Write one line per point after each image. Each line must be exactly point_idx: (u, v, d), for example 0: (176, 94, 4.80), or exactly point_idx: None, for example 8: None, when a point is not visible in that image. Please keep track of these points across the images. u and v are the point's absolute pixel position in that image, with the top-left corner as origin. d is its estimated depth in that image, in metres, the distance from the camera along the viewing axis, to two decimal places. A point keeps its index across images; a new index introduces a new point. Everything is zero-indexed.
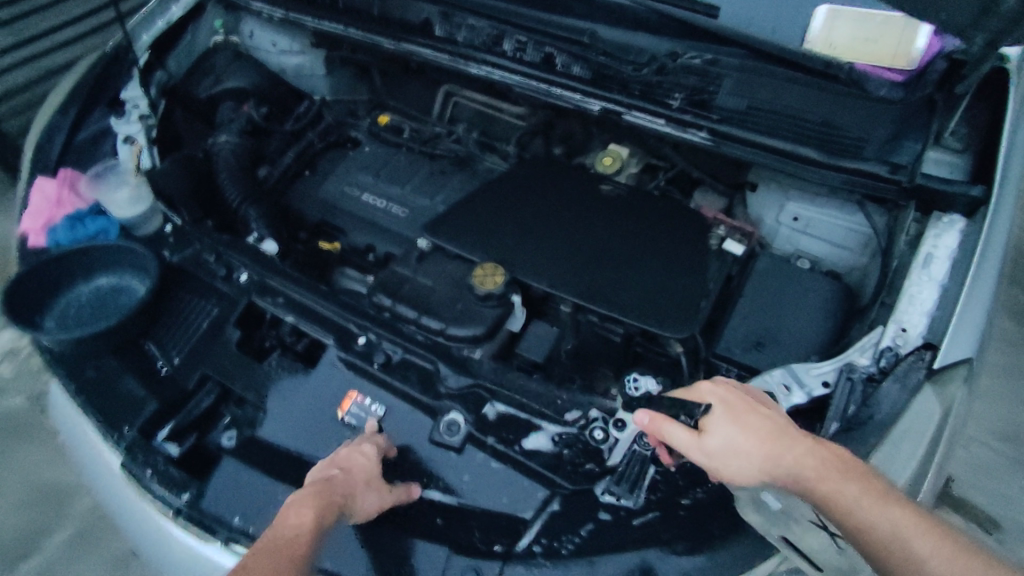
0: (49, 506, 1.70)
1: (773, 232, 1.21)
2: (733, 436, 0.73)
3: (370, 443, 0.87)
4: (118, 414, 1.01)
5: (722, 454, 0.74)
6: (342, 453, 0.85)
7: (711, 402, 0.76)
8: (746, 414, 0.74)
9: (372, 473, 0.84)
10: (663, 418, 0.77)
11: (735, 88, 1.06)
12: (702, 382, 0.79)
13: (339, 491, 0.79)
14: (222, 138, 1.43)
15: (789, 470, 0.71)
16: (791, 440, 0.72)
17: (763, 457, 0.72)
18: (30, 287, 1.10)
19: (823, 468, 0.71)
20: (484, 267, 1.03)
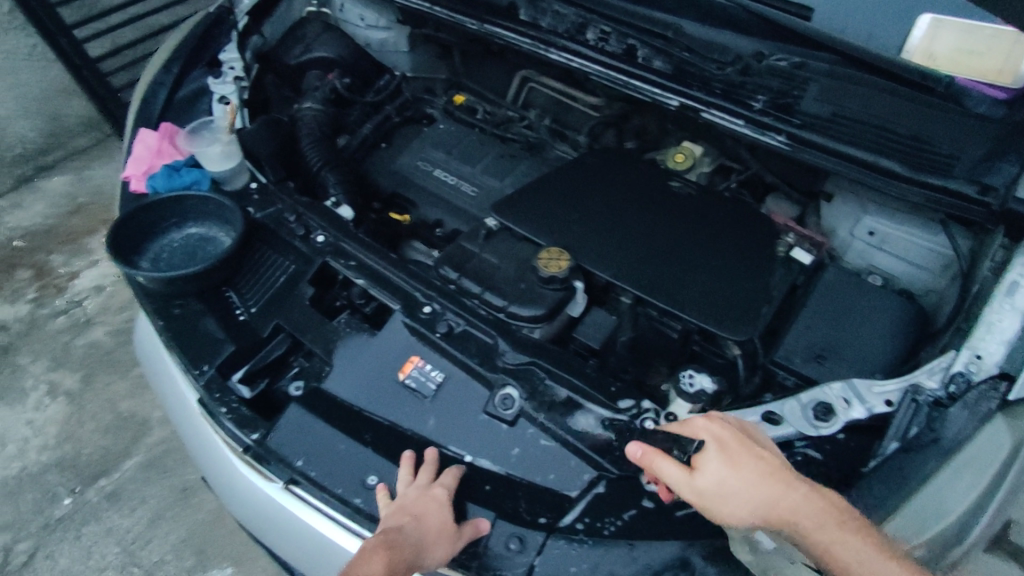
0: (128, 433, 2.15)
1: (845, 245, 1.18)
2: (726, 475, 0.77)
3: (440, 485, 0.88)
4: (198, 352, 1.07)
5: (716, 492, 0.77)
6: (414, 496, 0.86)
7: (704, 440, 0.80)
8: (740, 455, 0.78)
9: (443, 521, 0.84)
10: (655, 453, 0.82)
11: (820, 94, 1.02)
12: (696, 420, 0.83)
13: (410, 547, 0.81)
14: (307, 105, 1.49)
15: (783, 515, 0.75)
16: (784, 484, 0.76)
17: (756, 499, 0.76)
18: (131, 230, 1.19)
19: (821, 516, 0.74)
20: (550, 250, 1.05)
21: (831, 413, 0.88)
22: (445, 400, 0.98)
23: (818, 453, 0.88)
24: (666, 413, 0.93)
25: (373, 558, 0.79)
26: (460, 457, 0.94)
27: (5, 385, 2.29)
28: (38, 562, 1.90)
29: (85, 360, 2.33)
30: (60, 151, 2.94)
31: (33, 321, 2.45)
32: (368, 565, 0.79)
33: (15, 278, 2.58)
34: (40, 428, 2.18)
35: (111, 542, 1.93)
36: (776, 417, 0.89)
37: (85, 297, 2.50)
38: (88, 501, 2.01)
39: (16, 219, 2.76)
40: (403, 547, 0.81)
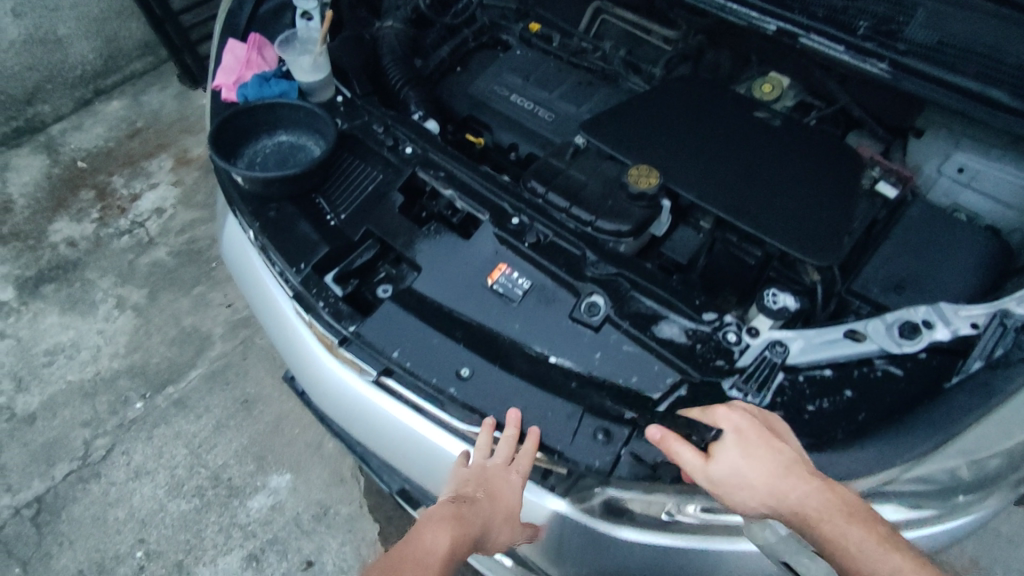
0: (191, 348, 2.25)
1: (930, 182, 1.18)
2: (741, 464, 0.80)
3: (517, 471, 0.89)
4: (295, 251, 1.13)
5: (728, 479, 0.80)
6: (491, 474, 0.89)
7: (724, 429, 0.83)
8: (755, 444, 0.80)
9: (510, 505, 0.89)
10: (675, 437, 0.83)
11: (927, 20, 1.01)
12: (719, 408, 0.84)
13: (477, 526, 0.85)
14: (388, 24, 1.51)
15: (791, 508, 0.77)
16: (797, 478, 0.78)
17: (766, 491, 0.78)
18: (229, 133, 1.25)
19: (828, 509, 0.76)
20: (640, 167, 1.08)
21: (917, 333, 0.90)
22: (531, 304, 1.02)
23: (898, 370, 0.90)
24: (748, 327, 0.96)
25: (442, 529, 0.82)
26: (544, 357, 0.98)
27: (76, 296, 2.39)
28: (115, 457, 2.03)
29: (149, 277, 2.43)
30: (117, 76, 2.99)
31: (100, 239, 2.54)
32: (437, 534, 0.81)
33: (81, 196, 2.67)
34: (110, 337, 2.29)
35: (180, 444, 2.05)
36: (859, 334, 0.92)
37: (148, 218, 2.59)
38: (158, 407, 2.13)
39: (78, 141, 2.84)
40: (472, 524, 0.84)
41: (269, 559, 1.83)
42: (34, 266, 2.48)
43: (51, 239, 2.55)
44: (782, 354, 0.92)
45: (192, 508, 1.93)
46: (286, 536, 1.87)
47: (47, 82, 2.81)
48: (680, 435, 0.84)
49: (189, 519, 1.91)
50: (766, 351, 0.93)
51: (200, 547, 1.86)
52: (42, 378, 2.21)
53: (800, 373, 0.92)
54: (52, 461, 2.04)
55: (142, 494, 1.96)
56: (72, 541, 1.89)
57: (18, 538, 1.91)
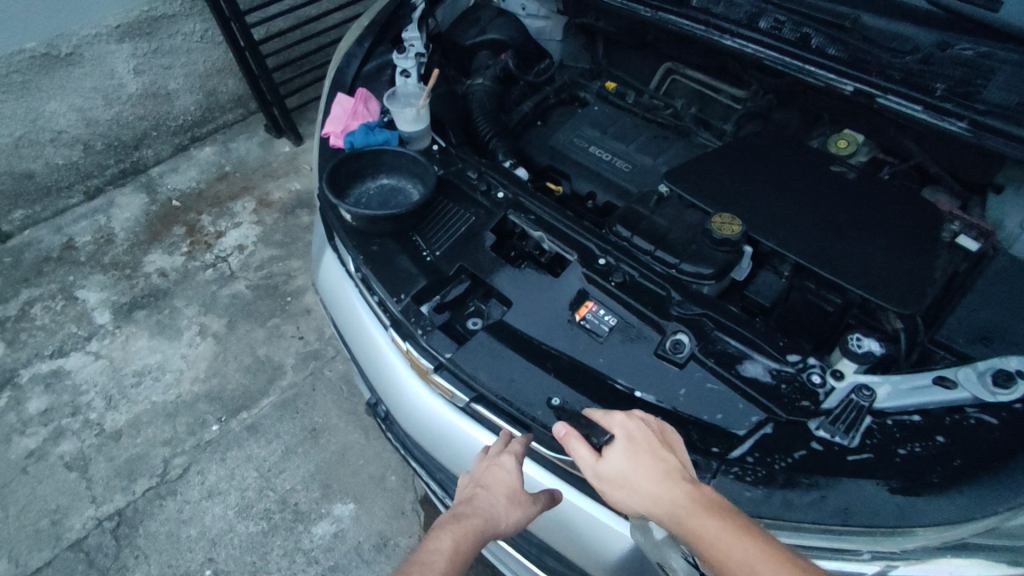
0: (264, 376, 2.37)
1: (1013, 237, 1.17)
2: (624, 467, 0.81)
3: (508, 453, 0.97)
4: (395, 282, 1.23)
5: (613, 479, 0.83)
6: (483, 468, 0.96)
7: (617, 434, 0.85)
8: (642, 450, 0.82)
9: (512, 487, 0.94)
10: (575, 437, 0.88)
11: (1006, 83, 1.08)
12: (617, 414, 0.87)
13: (480, 516, 0.89)
14: (479, 82, 1.66)
15: (664, 510, 0.76)
16: (670, 482, 0.77)
17: (644, 494, 0.78)
18: (340, 176, 1.38)
19: (691, 507, 0.74)
20: (722, 215, 1.14)
21: (1013, 381, 0.91)
22: (616, 341, 1.07)
23: (992, 418, 0.90)
24: (833, 371, 0.99)
25: (445, 530, 0.86)
26: (630, 392, 1.02)
27: (164, 323, 2.57)
28: (190, 476, 2.13)
29: (229, 308, 2.60)
30: (210, 125, 3.28)
31: (187, 271, 2.74)
32: (439, 536, 0.85)
33: (173, 232, 2.90)
34: (192, 362, 2.44)
35: (250, 467, 2.14)
36: (949, 381, 0.93)
37: (231, 253, 2.79)
38: (231, 430, 2.24)
39: (174, 182, 3.10)
40: (473, 517, 0.88)
41: None
42: (128, 293, 2.68)
43: (145, 269, 2.76)
44: (868, 397, 0.94)
45: (259, 530, 1.99)
46: (347, 563, 1.91)
47: (152, 129, 3.10)
48: (580, 436, 0.88)
49: (256, 541, 1.97)
50: (852, 394, 0.95)
51: (264, 570, 1.91)
52: (129, 398, 2.36)
53: (888, 417, 0.93)
54: (133, 476, 2.16)
55: (213, 513, 2.05)
56: (147, 555, 1.98)
57: (101, 548, 2.01)
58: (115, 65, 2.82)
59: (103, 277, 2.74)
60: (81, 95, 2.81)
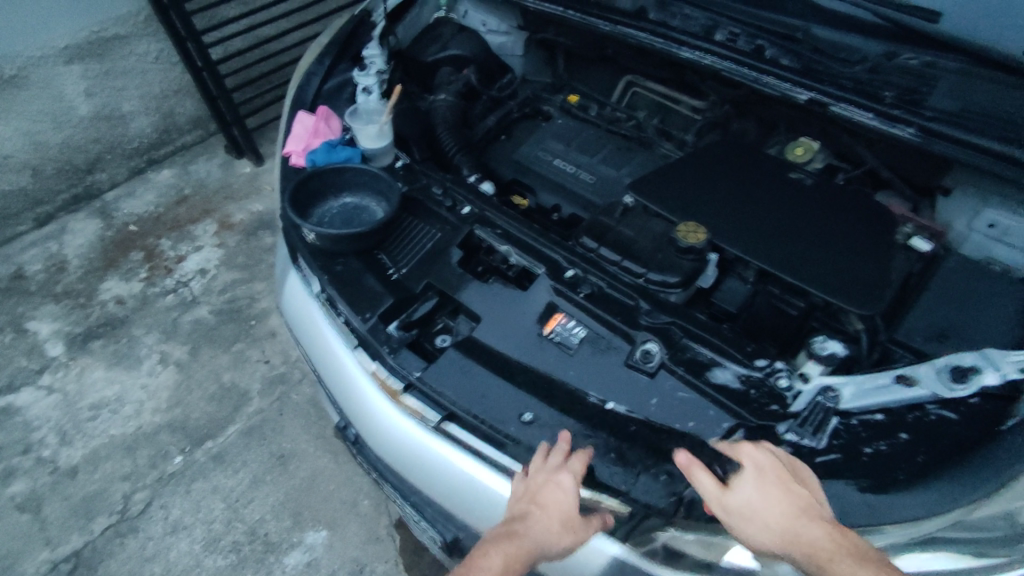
0: (229, 403, 2.30)
1: (963, 237, 1.23)
2: (756, 500, 0.81)
3: (568, 470, 0.91)
4: (360, 301, 1.20)
5: (743, 512, 0.82)
6: (539, 482, 0.90)
7: (746, 464, 0.84)
8: (774, 484, 0.82)
9: (568, 509, 0.88)
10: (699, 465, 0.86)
11: (950, 90, 1.13)
12: (744, 444, 0.86)
13: (531, 539, 0.84)
14: (441, 97, 1.65)
15: (801, 548, 0.77)
16: (809, 521, 0.78)
17: (779, 530, 0.79)
18: (302, 195, 1.35)
19: (836, 549, 0.76)
20: (687, 224, 1.14)
21: (967, 377, 0.93)
22: (587, 352, 1.07)
23: (952, 413, 0.92)
24: (799, 374, 1.00)
25: (495, 550, 0.83)
26: (601, 404, 1.02)
27: (122, 352, 2.47)
28: (153, 511, 2.04)
29: (192, 334, 2.52)
30: (169, 147, 3.20)
31: (145, 298, 2.65)
32: (490, 555, 0.82)
33: (131, 257, 2.80)
34: (153, 392, 2.35)
35: (217, 498, 2.06)
36: (909, 378, 0.95)
37: (193, 277, 2.72)
38: (196, 461, 2.15)
39: (130, 206, 3.01)
40: (525, 539, 0.84)
41: None
42: (84, 323, 2.58)
43: (102, 297, 2.66)
44: (834, 399, 0.96)
45: (228, 564, 1.92)
46: None
47: (107, 152, 3.01)
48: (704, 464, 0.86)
49: None
50: (819, 396, 0.97)
51: None
52: (85, 432, 2.26)
53: (853, 417, 0.95)
54: (91, 514, 2.05)
55: (178, 549, 1.96)
56: None
57: None
58: (65, 87, 2.75)
59: (55, 306, 2.63)
60: (30, 119, 2.72)
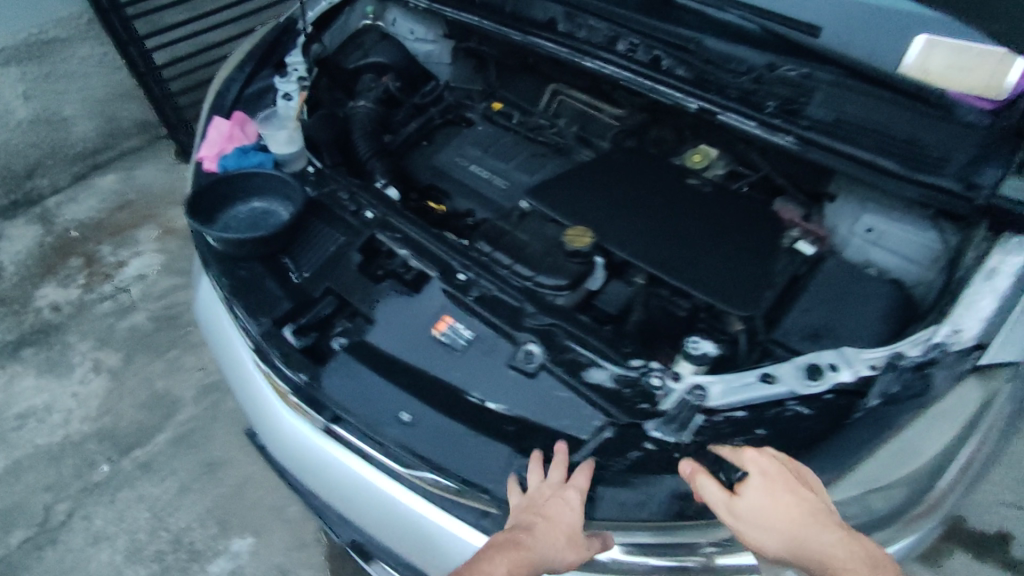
0: (160, 410, 2.25)
1: (845, 242, 1.29)
2: (766, 506, 0.82)
3: (573, 487, 0.91)
4: (256, 306, 1.20)
5: (751, 518, 0.83)
6: (545, 496, 0.90)
7: (750, 470, 0.85)
8: (782, 489, 0.83)
9: (572, 525, 0.88)
10: (703, 473, 0.87)
11: (825, 101, 1.18)
12: (746, 449, 0.87)
13: (536, 551, 0.85)
14: (361, 103, 1.67)
15: (813, 553, 0.80)
16: (822, 528, 0.80)
17: (790, 535, 0.81)
18: (205, 200, 1.35)
19: (850, 558, 0.78)
20: (575, 228, 1.18)
21: (822, 375, 0.96)
22: (473, 354, 1.09)
23: (808, 409, 0.97)
24: (672, 373, 1.03)
25: (500, 556, 0.84)
26: (481, 404, 1.05)
27: (53, 360, 2.43)
28: (74, 522, 2.00)
29: (127, 340, 2.47)
30: (112, 152, 3.14)
31: (81, 304, 2.60)
32: (493, 562, 0.84)
33: (69, 263, 2.75)
34: (83, 400, 2.30)
35: (142, 507, 2.02)
36: (771, 377, 0.98)
37: (131, 283, 2.67)
38: (123, 469, 2.12)
39: (71, 212, 2.95)
40: (530, 551, 0.85)
41: None
42: (16, 330, 2.53)
43: (36, 304, 2.61)
44: (701, 397, 0.99)
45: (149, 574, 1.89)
46: None
47: (47, 158, 2.97)
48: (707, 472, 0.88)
49: None
50: (687, 394, 0.99)
51: None
52: (10, 442, 2.21)
53: (718, 414, 0.98)
54: (10, 526, 2.01)
55: (99, 559, 1.92)
56: None
57: None
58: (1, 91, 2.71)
59: None
60: None
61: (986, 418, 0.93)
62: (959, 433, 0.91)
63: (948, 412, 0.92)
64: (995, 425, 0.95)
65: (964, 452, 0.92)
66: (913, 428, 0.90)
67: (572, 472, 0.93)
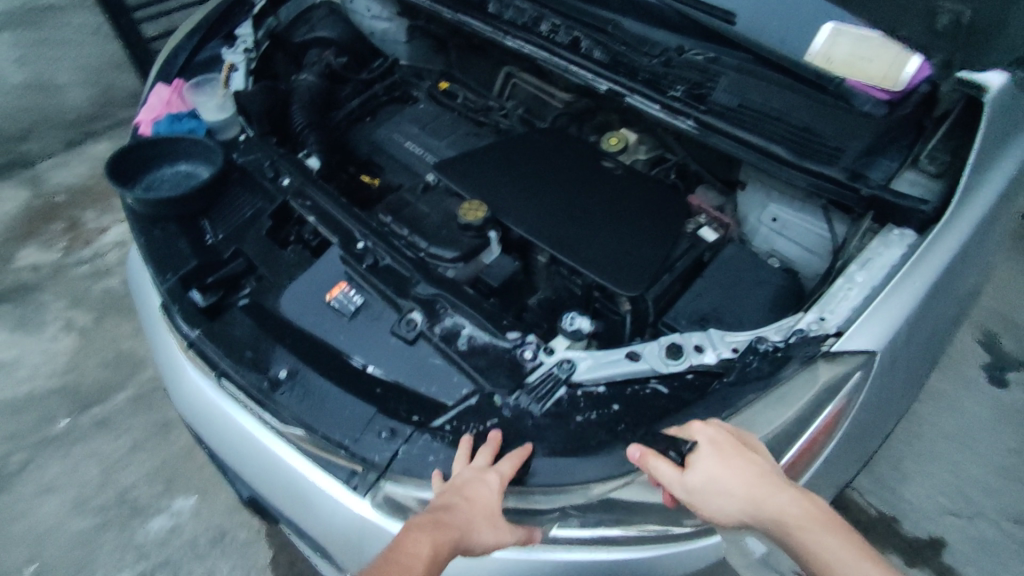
0: (122, 370, 2.28)
1: (753, 230, 1.29)
2: (718, 474, 0.82)
3: (495, 471, 0.90)
4: (166, 263, 1.25)
5: (705, 489, 0.82)
6: (468, 478, 0.89)
7: (699, 440, 0.85)
8: (732, 455, 0.83)
9: (491, 509, 0.87)
10: (652, 454, 0.87)
11: (729, 86, 1.18)
12: (693, 422, 0.87)
13: (457, 530, 0.83)
14: (304, 76, 1.68)
15: (771, 515, 0.79)
16: (776, 489, 0.80)
17: (745, 498, 0.81)
18: (130, 162, 1.40)
19: (807, 518, 0.79)
20: (472, 202, 1.22)
21: (685, 355, 0.98)
22: (360, 321, 1.12)
23: (665, 388, 0.97)
24: (545, 347, 1.04)
25: (420, 535, 0.80)
26: (362, 367, 1.07)
27: (27, 317, 2.47)
28: (30, 471, 2.07)
29: (99, 303, 2.48)
30: (106, 121, 3.08)
31: (60, 267, 2.61)
32: (417, 541, 0.79)
33: (51, 227, 2.75)
34: (51, 356, 2.35)
35: (95, 462, 2.07)
36: (636, 355, 1.00)
37: (110, 248, 2.66)
38: (81, 425, 2.16)
39: (60, 176, 2.91)
40: (453, 529, 0.82)
41: None
42: None
43: (17, 263, 2.64)
44: (567, 370, 1.00)
45: (93, 525, 1.93)
46: (179, 558, 1.85)
47: (41, 123, 3.06)
48: (657, 452, 0.87)
49: (88, 536, 1.91)
50: (555, 367, 1.01)
51: (92, 564, 1.86)
52: None
53: (581, 388, 0.99)
54: None
55: (47, 508, 1.98)
56: None
57: None
58: None
59: None
60: None
61: (833, 403, 0.93)
62: (807, 417, 0.91)
63: (793, 396, 0.91)
64: (846, 413, 0.96)
65: (806, 435, 0.92)
66: (757, 407, 0.91)
67: (496, 457, 0.93)
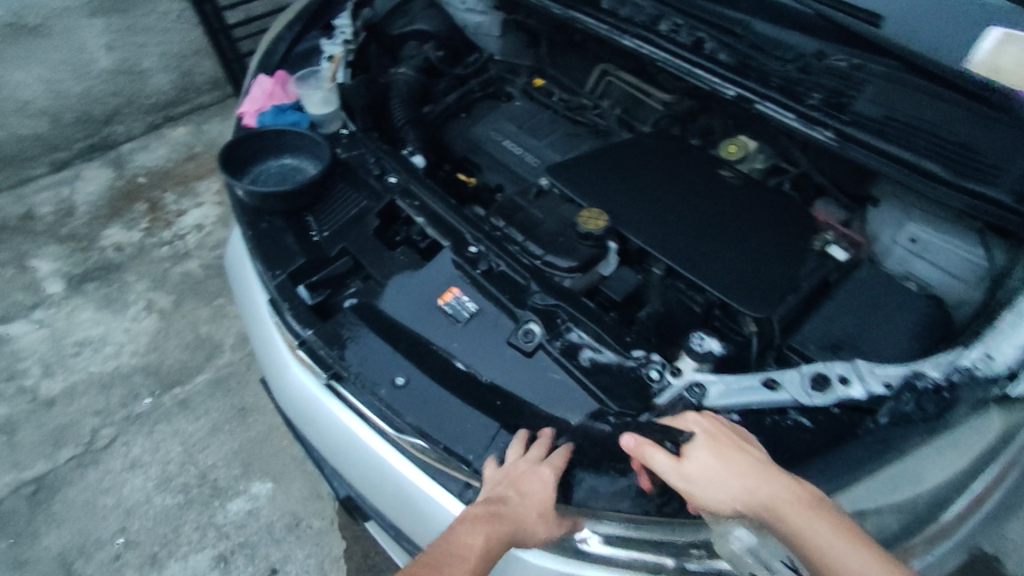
0: (200, 353, 2.33)
1: (885, 249, 1.23)
2: (713, 462, 0.83)
3: (548, 467, 0.92)
4: (274, 259, 1.24)
5: (700, 478, 0.83)
6: (520, 471, 0.92)
7: (694, 431, 0.87)
8: (726, 445, 0.84)
9: (544, 503, 0.90)
10: (649, 444, 0.86)
11: (875, 96, 1.09)
12: (688, 415, 0.89)
13: (510, 523, 0.87)
14: (403, 71, 1.69)
15: (763, 502, 0.79)
16: (765, 475, 0.81)
17: (738, 486, 0.81)
18: (239, 154, 1.40)
19: (799, 503, 0.78)
20: (592, 210, 1.18)
21: (830, 387, 0.93)
22: (473, 328, 1.09)
23: (809, 422, 0.93)
24: (672, 368, 1.01)
25: (475, 526, 0.85)
26: (477, 377, 1.04)
27: (112, 296, 2.52)
28: (115, 447, 2.12)
29: (179, 285, 2.54)
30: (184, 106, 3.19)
31: (142, 248, 2.67)
32: (471, 533, 0.84)
33: (134, 208, 2.81)
34: (134, 336, 2.40)
35: (176, 442, 2.12)
36: (774, 383, 0.94)
37: (189, 232, 2.71)
38: (162, 405, 2.21)
39: (141, 159, 3.00)
40: (506, 521, 0.86)
41: (236, 562, 1.85)
42: (82, 265, 2.63)
43: (102, 243, 2.70)
44: (698, 395, 0.96)
45: (174, 504, 1.98)
46: (257, 542, 1.88)
47: (124, 107, 3.12)
48: (653, 442, 0.87)
49: (171, 514, 1.96)
50: (684, 392, 0.97)
51: (175, 542, 1.90)
52: (68, 366, 2.34)
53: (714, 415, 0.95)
54: (59, 443, 2.15)
55: (133, 484, 2.04)
56: (62, 521, 1.98)
57: (15, 512, 2.01)
58: None
59: (58, 248, 2.69)
60: None
61: (1004, 455, 0.89)
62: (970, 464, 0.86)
63: (963, 442, 0.88)
64: (1014, 464, 0.90)
65: (975, 487, 0.88)
66: (920, 451, 0.87)
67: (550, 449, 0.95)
